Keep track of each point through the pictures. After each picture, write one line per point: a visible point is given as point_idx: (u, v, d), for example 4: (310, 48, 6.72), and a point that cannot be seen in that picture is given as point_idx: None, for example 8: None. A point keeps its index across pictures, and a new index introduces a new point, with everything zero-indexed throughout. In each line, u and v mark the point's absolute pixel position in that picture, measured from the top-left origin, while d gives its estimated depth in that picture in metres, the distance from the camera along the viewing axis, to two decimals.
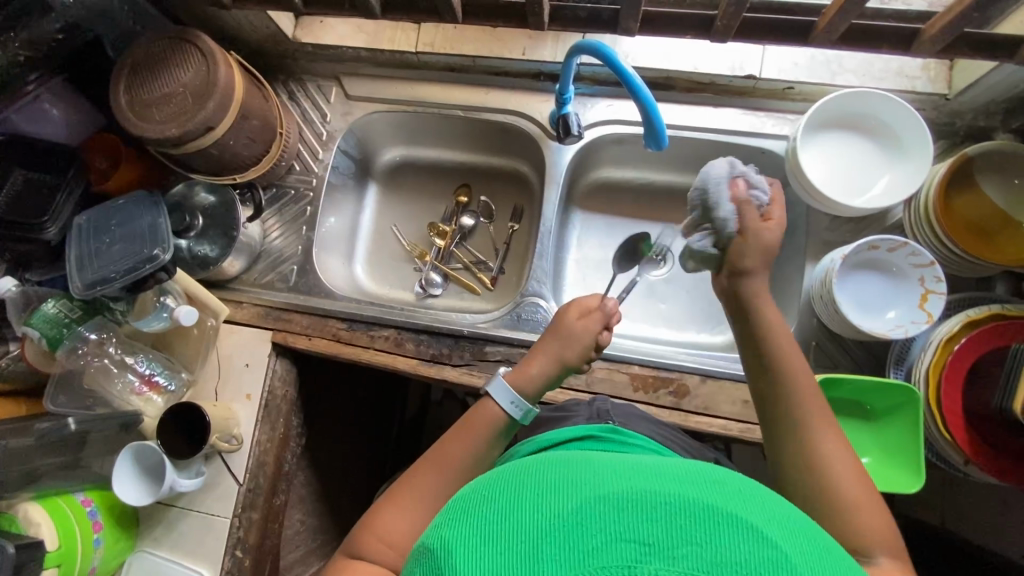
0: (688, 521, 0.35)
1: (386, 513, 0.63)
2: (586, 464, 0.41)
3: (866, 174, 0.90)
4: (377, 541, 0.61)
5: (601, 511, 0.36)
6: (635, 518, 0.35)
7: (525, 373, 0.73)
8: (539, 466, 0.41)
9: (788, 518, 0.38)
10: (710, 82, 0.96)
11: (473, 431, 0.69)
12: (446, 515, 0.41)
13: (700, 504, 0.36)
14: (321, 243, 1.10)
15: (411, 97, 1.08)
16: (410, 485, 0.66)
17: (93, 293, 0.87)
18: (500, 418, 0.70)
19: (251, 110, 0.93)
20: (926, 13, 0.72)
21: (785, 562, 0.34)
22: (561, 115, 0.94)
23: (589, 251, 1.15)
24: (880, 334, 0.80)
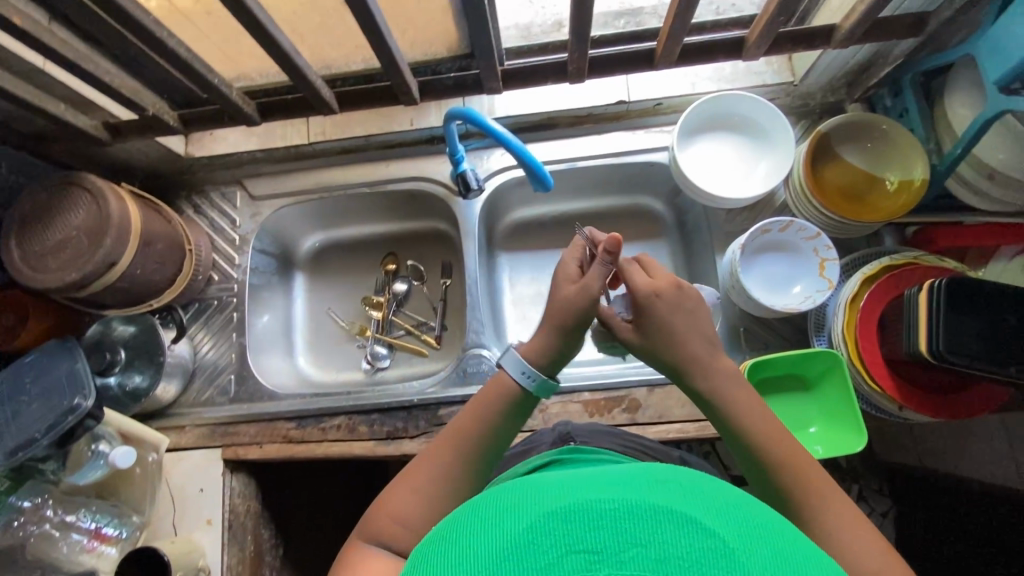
0: (631, 524, 0.34)
1: (399, 489, 0.61)
2: (523, 487, 0.40)
3: (746, 164, 0.97)
4: (391, 520, 0.58)
5: (546, 529, 0.35)
6: (582, 529, 0.34)
7: (537, 343, 0.66)
8: (481, 500, 0.40)
9: (732, 498, 0.38)
10: (588, 114, 1.04)
11: (486, 404, 0.65)
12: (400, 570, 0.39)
13: (642, 505, 0.35)
14: (256, 346, 1.08)
15: (315, 184, 1.11)
16: (428, 462, 0.62)
17: (17, 459, 0.82)
18: (511, 389, 0.66)
19: (152, 235, 0.92)
20: (742, 20, 0.81)
21: (725, 544, 0.34)
22: (458, 173, 0.98)
23: (522, 289, 1.19)
24: (789, 309, 0.85)
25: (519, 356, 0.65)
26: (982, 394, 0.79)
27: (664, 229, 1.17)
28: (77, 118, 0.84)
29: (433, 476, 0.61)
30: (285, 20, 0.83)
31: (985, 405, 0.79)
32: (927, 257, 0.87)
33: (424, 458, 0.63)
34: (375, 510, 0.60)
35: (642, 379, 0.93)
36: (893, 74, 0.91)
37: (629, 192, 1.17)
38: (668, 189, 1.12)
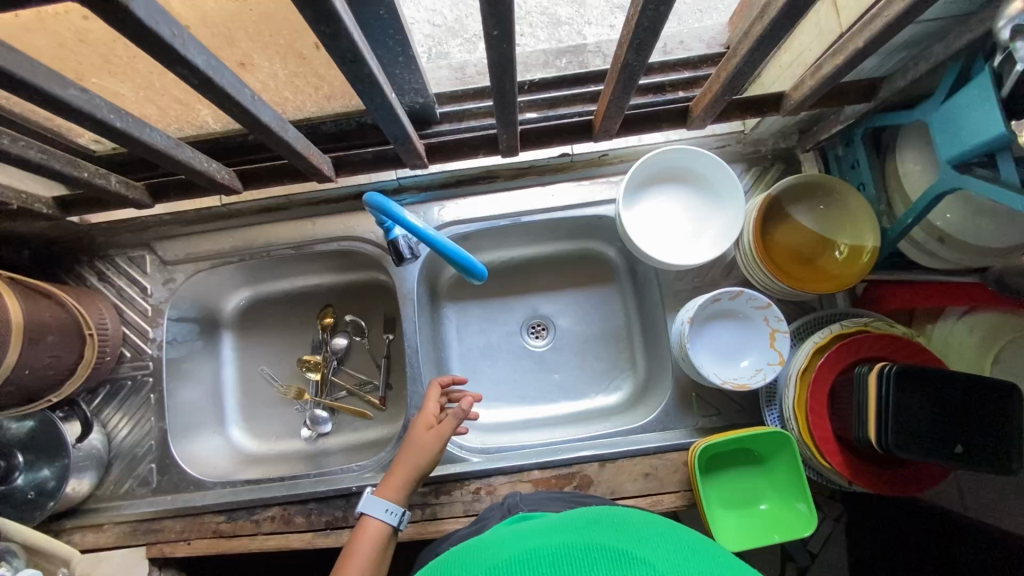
0: (567, 560, 0.43)
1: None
2: (487, 548, 0.50)
3: (694, 222, 0.92)
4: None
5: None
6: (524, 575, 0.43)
7: (394, 483, 0.78)
8: (453, 560, 0.51)
9: (661, 537, 0.47)
10: (531, 165, 0.97)
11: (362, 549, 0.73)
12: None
13: (575, 545, 0.45)
14: (180, 426, 1.00)
15: (234, 245, 1.00)
16: None
17: None
18: (383, 529, 0.75)
19: (43, 328, 0.82)
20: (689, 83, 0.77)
21: (638, 561, 0.43)
22: (390, 240, 0.90)
23: (470, 342, 1.13)
24: (739, 385, 0.81)
25: (382, 500, 0.76)
26: (925, 466, 0.79)
27: (616, 274, 1.12)
28: None
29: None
30: (162, 88, 0.71)
31: (931, 478, 0.78)
32: (877, 324, 0.84)
33: None
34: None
35: (592, 454, 0.90)
36: (846, 129, 0.86)
37: (580, 238, 1.11)
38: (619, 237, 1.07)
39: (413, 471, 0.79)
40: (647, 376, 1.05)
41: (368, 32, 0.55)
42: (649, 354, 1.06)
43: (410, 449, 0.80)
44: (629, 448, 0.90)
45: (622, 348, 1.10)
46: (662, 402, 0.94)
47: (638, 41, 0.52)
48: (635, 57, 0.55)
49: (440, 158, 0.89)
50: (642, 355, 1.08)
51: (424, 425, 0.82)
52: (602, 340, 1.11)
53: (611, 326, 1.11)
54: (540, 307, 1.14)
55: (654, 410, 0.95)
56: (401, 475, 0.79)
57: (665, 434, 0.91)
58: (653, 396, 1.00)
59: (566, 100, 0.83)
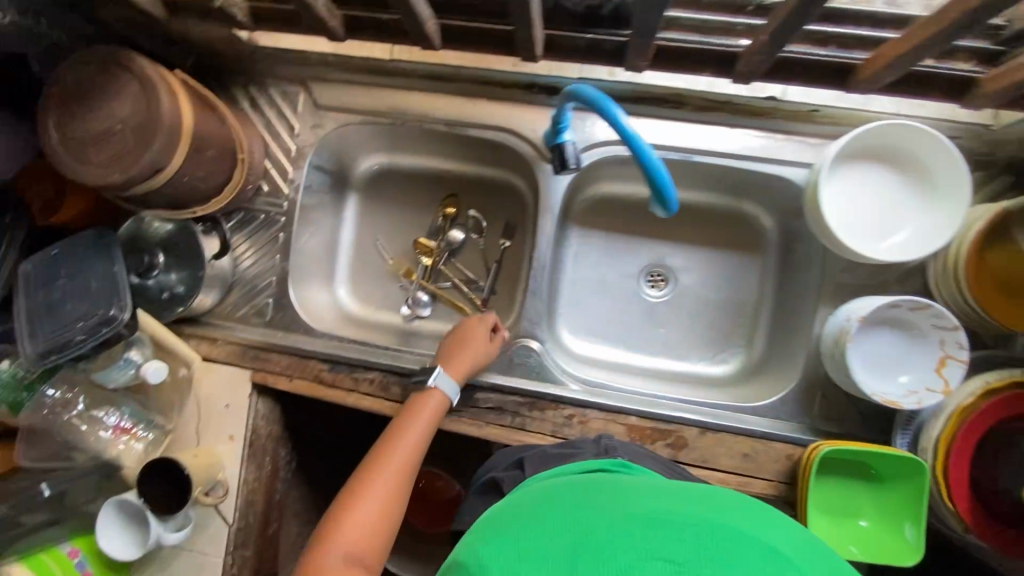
0: (714, 543, 0.39)
1: (354, 510, 0.69)
2: (616, 489, 0.46)
3: (892, 216, 0.81)
4: (352, 538, 0.67)
5: (625, 530, 0.40)
6: (659, 538, 0.39)
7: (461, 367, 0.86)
8: (572, 490, 0.47)
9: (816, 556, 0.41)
10: (726, 101, 0.86)
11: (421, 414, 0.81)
12: (479, 538, 0.45)
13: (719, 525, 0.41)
14: (299, 271, 1.02)
15: (388, 106, 0.96)
16: (381, 453, 0.76)
17: (49, 363, 0.76)
18: (443, 400, 0.84)
19: (206, 141, 0.82)
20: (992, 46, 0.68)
21: (794, 570, 0.38)
22: (556, 143, 0.83)
23: (586, 271, 1.09)
24: (888, 401, 0.75)
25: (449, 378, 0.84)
26: None
27: (763, 246, 1.03)
28: None
29: (385, 487, 0.72)
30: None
31: None
32: None
33: (379, 458, 0.75)
34: (332, 535, 0.67)
35: (695, 419, 0.87)
36: None
37: (738, 196, 1.01)
38: (786, 207, 0.96)
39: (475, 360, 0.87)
40: (763, 358, 1.00)
41: None
42: (773, 338, 0.99)
43: (472, 345, 0.87)
44: (735, 425, 0.87)
45: (743, 324, 1.03)
46: (781, 390, 0.89)
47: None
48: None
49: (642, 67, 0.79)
50: (763, 337, 1.01)
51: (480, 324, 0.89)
52: (724, 309, 1.04)
53: (739, 297, 1.04)
54: (668, 256, 1.08)
55: (770, 396, 0.90)
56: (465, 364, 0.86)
57: (775, 423, 0.87)
58: (767, 381, 0.95)
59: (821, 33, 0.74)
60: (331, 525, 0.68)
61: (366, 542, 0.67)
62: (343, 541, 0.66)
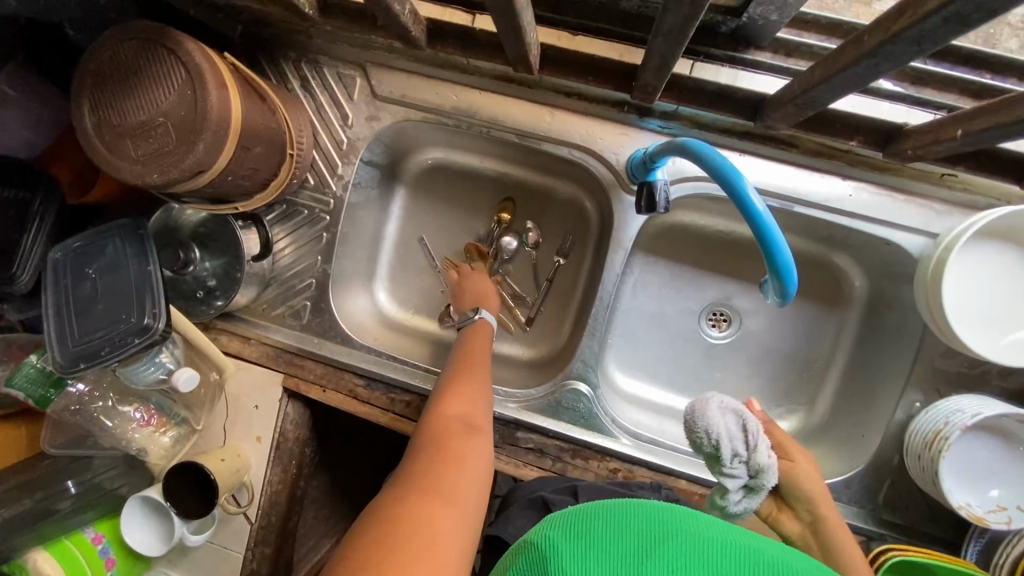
0: None
1: (455, 394, 0.72)
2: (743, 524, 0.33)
3: (1016, 309, 0.72)
4: (458, 415, 0.69)
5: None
6: None
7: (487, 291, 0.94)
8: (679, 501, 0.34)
9: None
10: (847, 150, 0.75)
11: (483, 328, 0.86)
12: (566, 530, 0.33)
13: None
14: (339, 272, 0.95)
15: (453, 105, 0.85)
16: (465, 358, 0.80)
17: (77, 370, 0.71)
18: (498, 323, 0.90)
19: (254, 136, 0.73)
20: None
21: None
22: (645, 180, 0.74)
23: (643, 303, 1.01)
24: (974, 516, 0.69)
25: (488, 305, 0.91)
26: None
27: (844, 304, 0.93)
28: None
29: (476, 380, 0.76)
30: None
31: None
32: None
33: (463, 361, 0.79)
34: (441, 411, 0.70)
35: None
36: None
37: (828, 247, 0.91)
38: (883, 269, 0.86)
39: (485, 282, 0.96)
40: (824, 424, 0.93)
41: None
42: (838, 404, 0.92)
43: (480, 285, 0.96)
44: None
45: (805, 382, 0.96)
46: (844, 470, 0.83)
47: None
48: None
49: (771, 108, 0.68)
50: (826, 400, 0.94)
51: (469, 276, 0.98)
52: (788, 364, 0.97)
53: (807, 354, 0.96)
54: (735, 298, 0.99)
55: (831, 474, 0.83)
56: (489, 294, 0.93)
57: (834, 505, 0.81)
58: (827, 453, 0.88)
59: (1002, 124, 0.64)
60: (439, 402, 0.71)
61: (471, 416, 0.70)
62: (453, 411, 0.69)
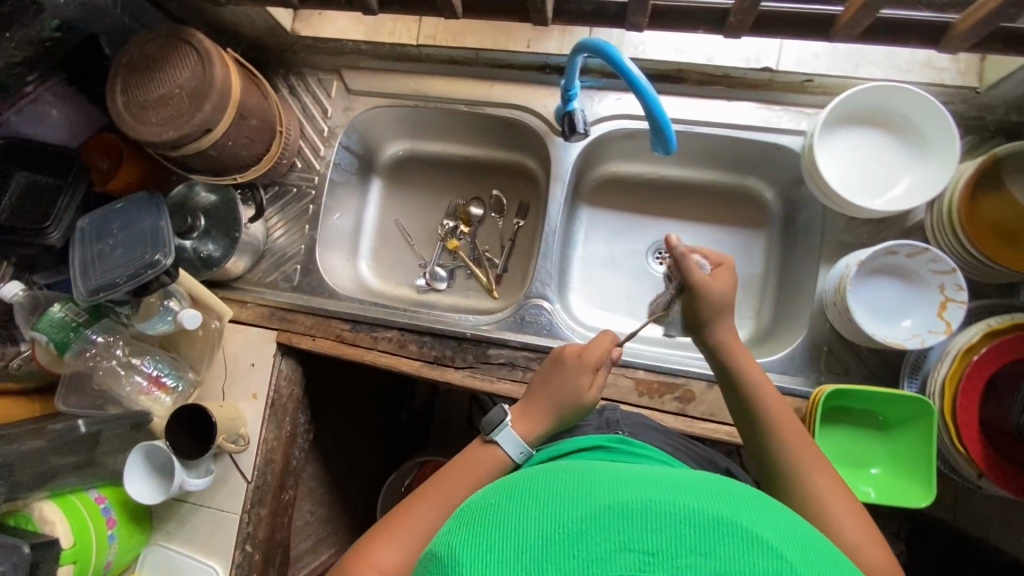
0: (697, 532, 0.37)
1: (381, 536, 0.63)
2: (596, 477, 0.43)
3: (887, 174, 0.86)
4: (368, 565, 0.61)
5: (606, 525, 0.38)
6: (639, 531, 0.38)
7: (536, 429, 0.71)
8: (553, 478, 0.44)
9: (794, 530, 0.40)
10: (725, 75, 0.93)
11: (471, 463, 0.68)
12: (457, 527, 0.43)
13: (702, 514, 0.38)
14: (324, 241, 1.09)
15: (411, 90, 1.06)
16: (415, 504, 0.66)
17: (97, 299, 0.84)
18: (502, 461, 0.69)
19: (249, 110, 0.90)
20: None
21: (779, 558, 0.37)
22: (567, 112, 0.91)
23: (596, 247, 1.12)
24: (893, 343, 0.78)
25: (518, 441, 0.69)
26: None
27: (766, 221, 1.07)
28: None
29: (419, 522, 0.64)
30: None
31: None
32: None
33: (412, 506, 0.66)
34: (360, 552, 0.63)
35: (703, 372, 0.89)
36: None
37: (740, 172, 1.06)
38: (786, 178, 1.01)
39: (555, 407, 0.71)
40: (770, 324, 1.02)
41: None
42: (778, 305, 1.02)
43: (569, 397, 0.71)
44: None
45: (749, 294, 1.06)
46: (787, 347, 0.91)
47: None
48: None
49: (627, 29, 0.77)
50: (769, 305, 1.04)
51: (587, 374, 0.72)
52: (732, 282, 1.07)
53: (745, 271, 1.06)
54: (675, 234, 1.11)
55: (778, 353, 0.91)
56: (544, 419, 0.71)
57: (783, 377, 0.88)
58: (773, 343, 0.96)
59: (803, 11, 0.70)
60: (354, 555, 0.63)
61: None
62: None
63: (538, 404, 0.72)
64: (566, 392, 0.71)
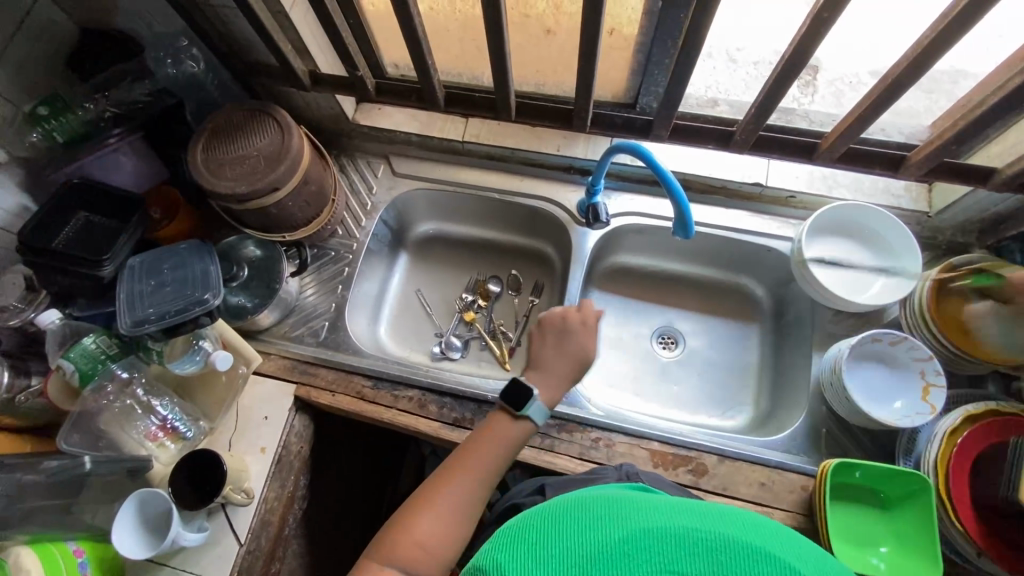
0: (733, 558, 0.42)
1: (420, 518, 0.64)
2: (635, 503, 0.48)
3: (864, 276, 1.01)
4: (413, 543, 0.62)
5: (647, 544, 0.43)
6: (681, 552, 0.43)
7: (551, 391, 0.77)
8: (593, 502, 0.48)
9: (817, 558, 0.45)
10: (721, 187, 1.10)
11: (494, 439, 0.72)
12: (498, 544, 0.47)
13: (737, 543, 0.43)
14: (353, 303, 1.15)
15: (451, 178, 1.20)
16: (447, 490, 0.67)
17: (140, 330, 0.87)
18: (520, 428, 0.73)
19: (312, 176, 1.01)
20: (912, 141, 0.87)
21: None
22: (591, 203, 1.06)
23: (606, 328, 1.21)
24: (889, 422, 0.86)
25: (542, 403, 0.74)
26: None
27: (758, 314, 1.18)
28: (296, 61, 0.96)
29: (454, 505, 0.66)
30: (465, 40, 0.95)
31: None
32: None
33: (445, 488, 0.67)
34: (398, 532, 0.63)
35: (715, 445, 0.93)
36: None
37: (734, 271, 1.20)
38: (775, 278, 1.15)
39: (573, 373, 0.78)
40: (769, 411, 1.08)
41: (690, 27, 0.73)
42: (775, 392, 1.10)
43: (571, 349, 0.79)
44: (754, 454, 0.93)
45: (747, 381, 1.14)
46: (789, 427, 0.97)
47: (919, 59, 0.68)
48: (907, 74, 0.70)
49: (651, 138, 0.97)
50: (766, 393, 1.11)
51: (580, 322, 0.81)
52: (730, 368, 1.15)
53: (741, 358, 1.16)
54: (677, 321, 1.21)
55: (780, 433, 0.97)
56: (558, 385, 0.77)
57: (788, 456, 0.94)
58: (775, 426, 1.03)
59: (790, 139, 0.90)
60: (391, 533, 0.64)
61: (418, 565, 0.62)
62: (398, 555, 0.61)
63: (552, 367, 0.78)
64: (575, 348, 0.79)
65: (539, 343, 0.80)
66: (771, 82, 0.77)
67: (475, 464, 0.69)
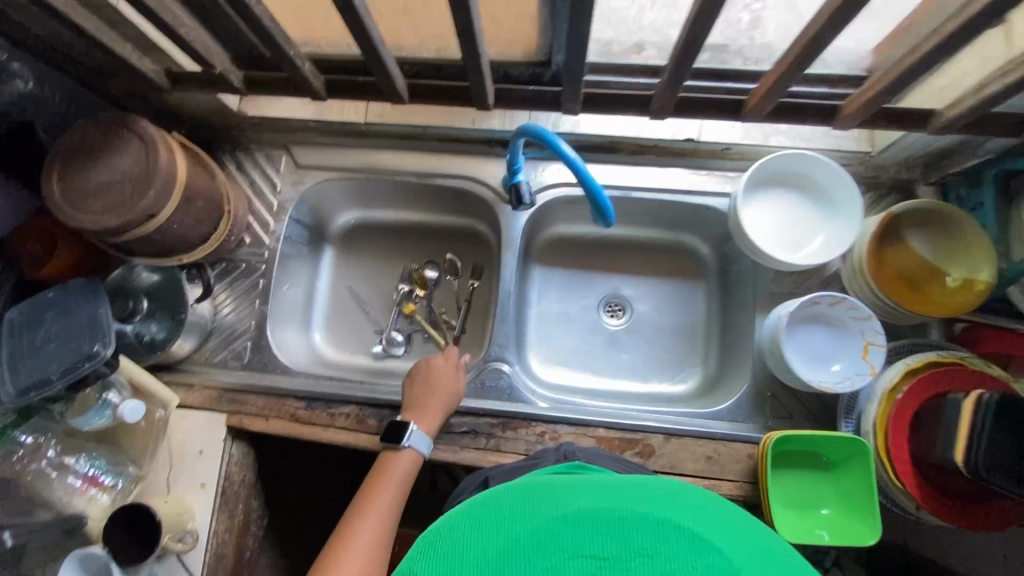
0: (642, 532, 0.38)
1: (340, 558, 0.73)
2: (554, 485, 0.42)
3: (805, 230, 0.95)
4: None
5: (557, 531, 0.38)
6: (591, 535, 0.38)
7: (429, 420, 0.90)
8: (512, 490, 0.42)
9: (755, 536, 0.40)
10: (652, 145, 1.01)
11: (393, 474, 0.84)
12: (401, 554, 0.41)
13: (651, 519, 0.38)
14: (275, 316, 1.07)
15: (362, 165, 1.09)
16: (359, 527, 0.77)
17: (27, 400, 0.80)
18: (411, 458, 0.87)
19: (195, 192, 0.90)
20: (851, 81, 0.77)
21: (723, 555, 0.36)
22: (512, 184, 0.95)
23: (549, 305, 1.16)
24: (826, 387, 0.84)
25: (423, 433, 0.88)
26: (1001, 507, 0.77)
27: (703, 272, 1.14)
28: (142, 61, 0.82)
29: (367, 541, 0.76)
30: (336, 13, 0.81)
31: (1003, 519, 0.77)
32: (975, 360, 0.82)
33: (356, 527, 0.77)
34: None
35: (659, 425, 0.92)
36: (978, 166, 0.86)
37: (675, 229, 1.14)
38: (718, 234, 1.09)
39: (445, 408, 0.92)
40: (717, 373, 1.07)
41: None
42: (723, 354, 1.08)
43: (440, 387, 0.93)
44: (697, 428, 0.92)
45: (696, 344, 1.11)
46: (733, 394, 0.96)
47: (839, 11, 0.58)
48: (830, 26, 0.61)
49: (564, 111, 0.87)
50: (714, 354, 1.09)
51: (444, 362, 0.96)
52: (679, 332, 1.12)
53: (689, 321, 1.13)
54: (623, 288, 1.16)
55: (725, 401, 0.96)
56: (433, 416, 0.90)
57: (732, 425, 0.93)
58: (722, 391, 1.01)
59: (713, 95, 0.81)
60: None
61: None
62: None
63: (423, 403, 0.91)
64: (444, 386, 0.93)
65: (416, 391, 0.92)
66: (682, 43, 0.67)
67: (381, 500, 0.81)
